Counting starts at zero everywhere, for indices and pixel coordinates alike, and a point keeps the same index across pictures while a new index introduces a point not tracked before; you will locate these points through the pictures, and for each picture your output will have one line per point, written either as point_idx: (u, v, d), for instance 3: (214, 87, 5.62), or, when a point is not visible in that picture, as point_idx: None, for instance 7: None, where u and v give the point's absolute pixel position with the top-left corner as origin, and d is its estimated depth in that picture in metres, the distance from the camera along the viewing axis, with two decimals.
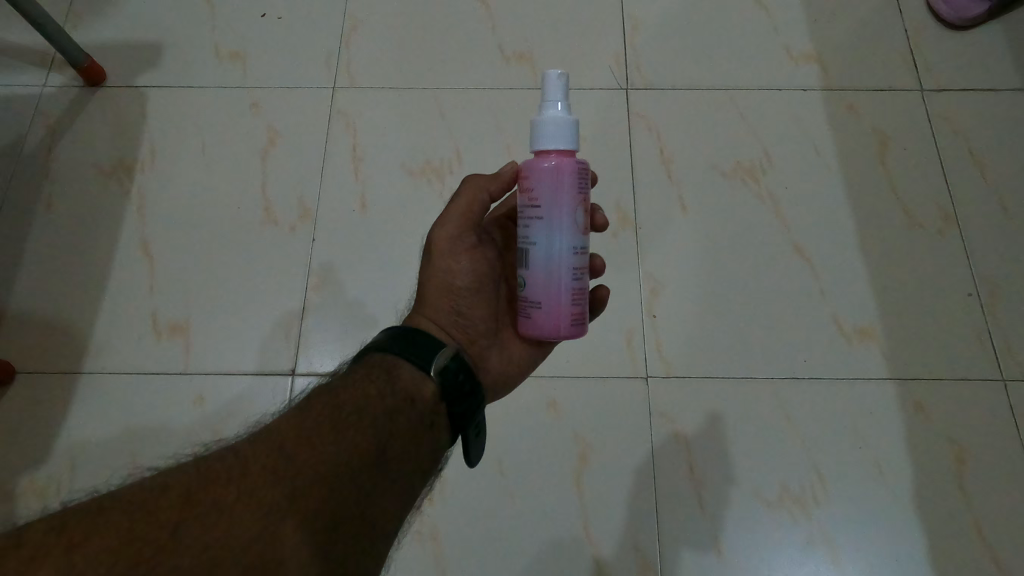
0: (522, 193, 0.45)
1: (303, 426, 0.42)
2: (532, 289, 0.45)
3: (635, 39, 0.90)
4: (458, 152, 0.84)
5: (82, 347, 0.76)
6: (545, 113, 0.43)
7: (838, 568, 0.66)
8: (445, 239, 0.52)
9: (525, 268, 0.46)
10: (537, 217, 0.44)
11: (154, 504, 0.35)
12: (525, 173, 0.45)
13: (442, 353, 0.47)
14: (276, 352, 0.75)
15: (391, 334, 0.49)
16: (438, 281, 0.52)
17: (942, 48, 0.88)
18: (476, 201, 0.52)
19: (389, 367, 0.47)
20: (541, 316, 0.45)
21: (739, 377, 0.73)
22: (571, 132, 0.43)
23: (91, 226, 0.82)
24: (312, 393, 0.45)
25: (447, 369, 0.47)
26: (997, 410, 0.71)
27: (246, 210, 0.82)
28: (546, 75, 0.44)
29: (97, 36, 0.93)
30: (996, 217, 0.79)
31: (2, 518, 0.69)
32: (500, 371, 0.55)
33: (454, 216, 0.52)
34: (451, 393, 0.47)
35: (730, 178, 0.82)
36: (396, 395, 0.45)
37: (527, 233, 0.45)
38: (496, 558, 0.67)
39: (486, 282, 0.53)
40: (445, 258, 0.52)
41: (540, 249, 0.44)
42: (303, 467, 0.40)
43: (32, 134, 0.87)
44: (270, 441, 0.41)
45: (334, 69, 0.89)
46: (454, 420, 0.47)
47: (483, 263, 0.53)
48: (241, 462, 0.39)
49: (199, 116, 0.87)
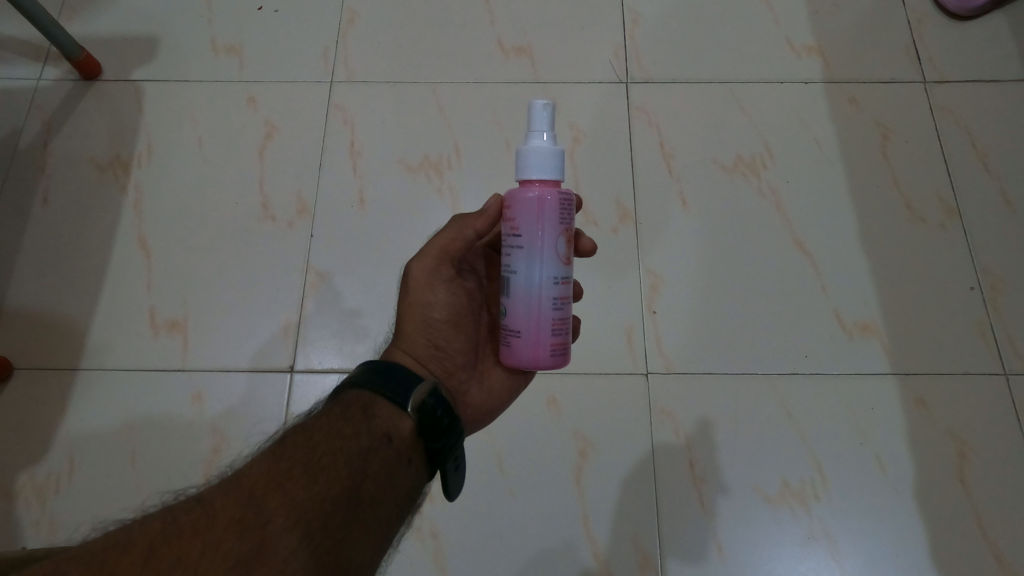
0: (506, 221, 0.45)
1: (273, 472, 0.41)
2: (513, 317, 0.45)
3: (635, 32, 0.90)
4: (457, 147, 0.83)
5: (81, 344, 0.76)
6: (530, 143, 0.43)
7: (838, 563, 0.66)
8: (423, 272, 0.52)
9: (506, 296, 0.45)
10: (518, 245, 0.44)
11: (114, 562, 0.34)
12: (508, 203, 0.45)
13: (420, 389, 0.46)
14: (274, 348, 0.75)
15: (366, 369, 0.48)
16: (416, 313, 0.52)
17: (946, 39, 0.87)
18: (460, 234, 0.51)
19: (366, 405, 0.46)
20: (520, 346, 0.45)
21: (740, 372, 0.73)
22: (552, 162, 0.43)
23: (88, 223, 0.81)
24: (285, 435, 0.44)
25: (425, 404, 0.46)
26: (999, 404, 0.70)
27: (243, 206, 0.81)
28: (530, 105, 0.43)
29: (93, 30, 0.92)
30: (999, 210, 0.78)
31: (2, 516, 0.69)
32: (480, 404, 0.54)
33: (434, 249, 0.52)
34: (428, 429, 0.46)
35: (732, 173, 0.81)
36: (372, 433, 0.44)
37: (508, 261, 0.45)
38: (496, 555, 0.67)
39: (464, 314, 0.53)
40: (424, 291, 0.52)
41: (520, 278, 0.44)
42: (273, 515, 0.38)
43: (28, 129, 0.86)
44: (239, 490, 0.39)
45: (331, 63, 0.89)
46: (432, 455, 0.46)
47: (461, 295, 0.53)
48: (208, 513, 0.38)
49: (196, 111, 0.87)
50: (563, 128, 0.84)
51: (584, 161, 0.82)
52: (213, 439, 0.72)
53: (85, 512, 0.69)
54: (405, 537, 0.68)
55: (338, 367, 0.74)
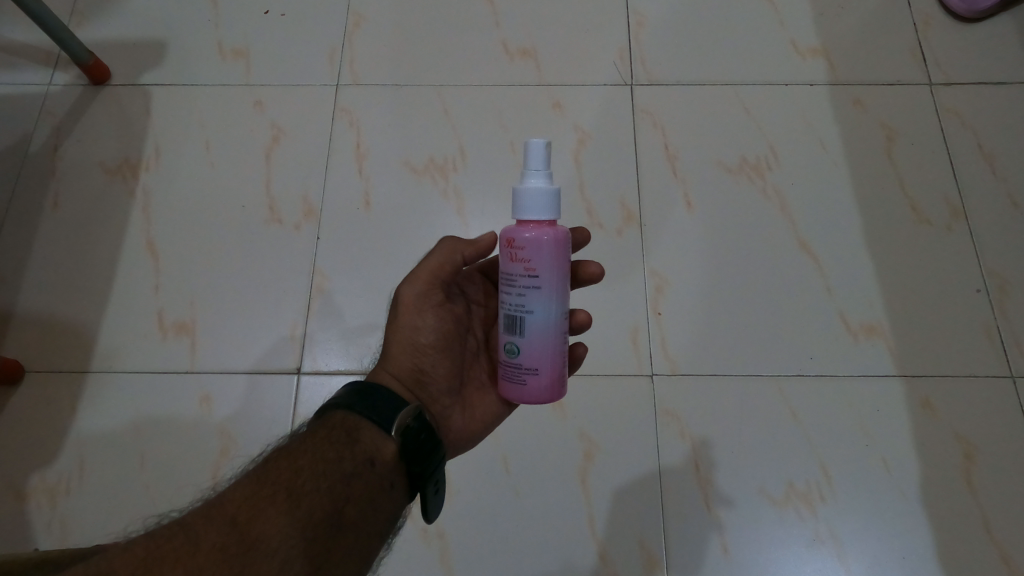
0: (515, 261, 0.44)
1: (256, 498, 0.40)
2: (529, 356, 0.45)
3: (639, 33, 0.90)
4: (462, 149, 0.84)
5: (91, 346, 0.76)
6: (537, 186, 0.43)
7: (843, 565, 0.66)
8: (413, 296, 0.52)
9: (520, 335, 0.45)
10: (535, 286, 0.44)
11: None
12: (517, 243, 0.44)
13: (404, 412, 0.47)
14: (281, 350, 0.76)
15: (351, 390, 0.48)
16: (403, 337, 0.52)
17: (951, 40, 0.87)
18: (450, 260, 0.52)
19: (350, 429, 0.46)
20: (537, 382, 0.46)
21: (745, 374, 0.73)
22: (556, 202, 0.44)
23: (97, 226, 0.82)
24: (269, 458, 0.43)
25: (410, 428, 0.46)
26: (1005, 406, 0.70)
27: (250, 209, 0.82)
28: (528, 143, 0.43)
29: (102, 35, 0.93)
30: (1005, 212, 0.78)
31: (13, 517, 0.69)
32: (462, 430, 0.54)
33: (424, 273, 0.52)
34: (412, 452, 0.46)
35: (736, 175, 0.81)
36: (356, 458, 0.44)
37: (521, 301, 0.44)
38: (501, 556, 0.68)
39: (452, 338, 0.53)
40: (412, 315, 0.52)
41: (537, 317, 0.44)
42: (255, 542, 0.38)
43: (38, 133, 0.87)
44: (221, 515, 0.39)
45: (337, 67, 0.89)
46: (413, 479, 0.47)
47: (450, 319, 0.53)
48: (190, 540, 0.37)
49: (203, 114, 0.87)
50: (567, 130, 0.84)
51: (588, 163, 0.82)
52: (221, 440, 0.72)
53: (95, 513, 0.69)
54: (411, 538, 0.68)
55: (344, 369, 0.75)
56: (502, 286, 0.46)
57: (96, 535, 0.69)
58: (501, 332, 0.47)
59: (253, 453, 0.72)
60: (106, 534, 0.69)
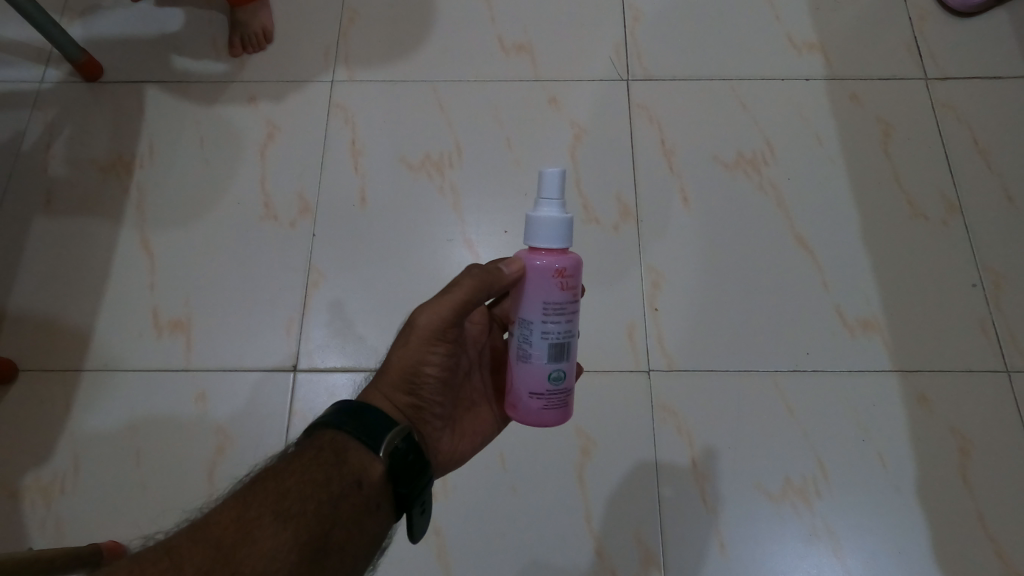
0: (564, 289, 0.44)
1: (243, 519, 0.40)
2: (571, 377, 0.47)
3: (635, 29, 0.89)
4: (458, 145, 0.83)
5: (85, 344, 0.76)
6: (565, 213, 0.43)
7: (837, 558, 0.66)
8: (428, 327, 0.49)
9: (565, 359, 0.45)
10: (578, 309, 0.45)
11: None
12: (564, 271, 0.44)
13: (393, 432, 0.45)
14: (277, 348, 0.75)
15: (340, 409, 0.46)
16: (407, 364, 0.49)
17: (947, 35, 0.87)
18: (475, 297, 0.48)
19: (339, 449, 0.45)
20: (572, 400, 0.48)
21: (741, 369, 0.73)
22: (570, 230, 0.44)
23: (91, 223, 0.82)
24: (256, 479, 0.43)
25: (398, 449, 0.45)
26: (1000, 399, 0.71)
27: (245, 206, 0.82)
28: (543, 170, 0.43)
29: (96, 31, 0.92)
30: (1001, 207, 0.78)
31: (8, 515, 0.69)
32: (450, 451, 0.54)
33: (447, 308, 0.48)
34: (398, 474, 0.45)
35: (733, 170, 0.81)
36: (343, 479, 0.43)
37: (569, 326, 0.45)
38: (498, 553, 0.68)
39: (454, 367, 0.52)
40: (423, 345, 0.49)
41: (577, 338, 0.46)
42: (238, 566, 0.38)
43: (30, 130, 0.86)
44: (207, 538, 0.39)
45: (332, 62, 0.89)
46: (399, 501, 0.45)
47: (456, 352, 0.51)
48: (175, 564, 0.37)
49: (198, 111, 0.87)
50: (564, 126, 0.84)
51: (585, 159, 0.82)
52: (217, 438, 0.72)
53: (89, 512, 0.69)
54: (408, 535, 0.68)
55: (341, 366, 0.74)
56: (546, 317, 0.44)
57: (92, 535, 0.68)
58: (542, 363, 0.45)
59: (250, 453, 0.71)
60: (101, 534, 0.68)
